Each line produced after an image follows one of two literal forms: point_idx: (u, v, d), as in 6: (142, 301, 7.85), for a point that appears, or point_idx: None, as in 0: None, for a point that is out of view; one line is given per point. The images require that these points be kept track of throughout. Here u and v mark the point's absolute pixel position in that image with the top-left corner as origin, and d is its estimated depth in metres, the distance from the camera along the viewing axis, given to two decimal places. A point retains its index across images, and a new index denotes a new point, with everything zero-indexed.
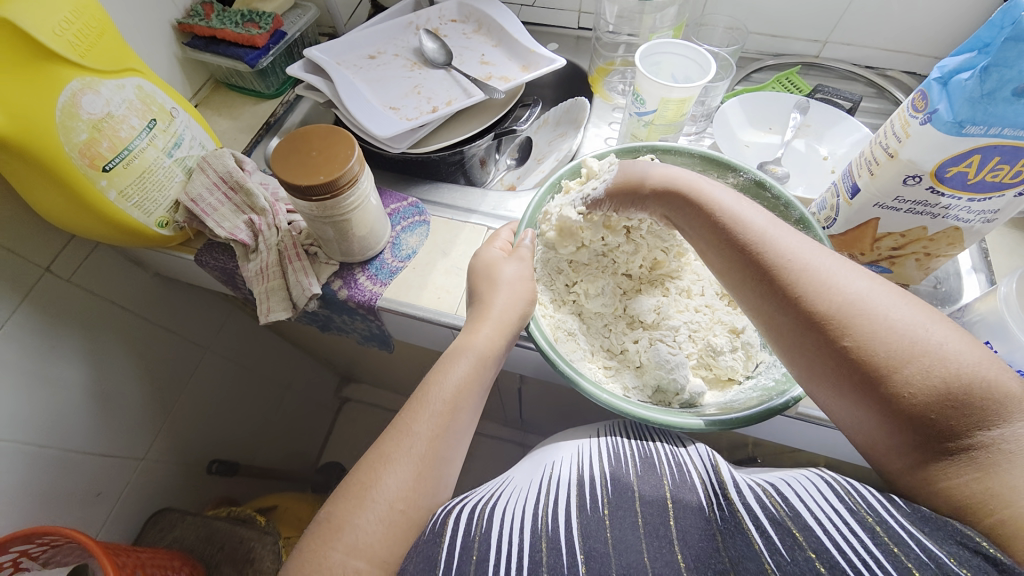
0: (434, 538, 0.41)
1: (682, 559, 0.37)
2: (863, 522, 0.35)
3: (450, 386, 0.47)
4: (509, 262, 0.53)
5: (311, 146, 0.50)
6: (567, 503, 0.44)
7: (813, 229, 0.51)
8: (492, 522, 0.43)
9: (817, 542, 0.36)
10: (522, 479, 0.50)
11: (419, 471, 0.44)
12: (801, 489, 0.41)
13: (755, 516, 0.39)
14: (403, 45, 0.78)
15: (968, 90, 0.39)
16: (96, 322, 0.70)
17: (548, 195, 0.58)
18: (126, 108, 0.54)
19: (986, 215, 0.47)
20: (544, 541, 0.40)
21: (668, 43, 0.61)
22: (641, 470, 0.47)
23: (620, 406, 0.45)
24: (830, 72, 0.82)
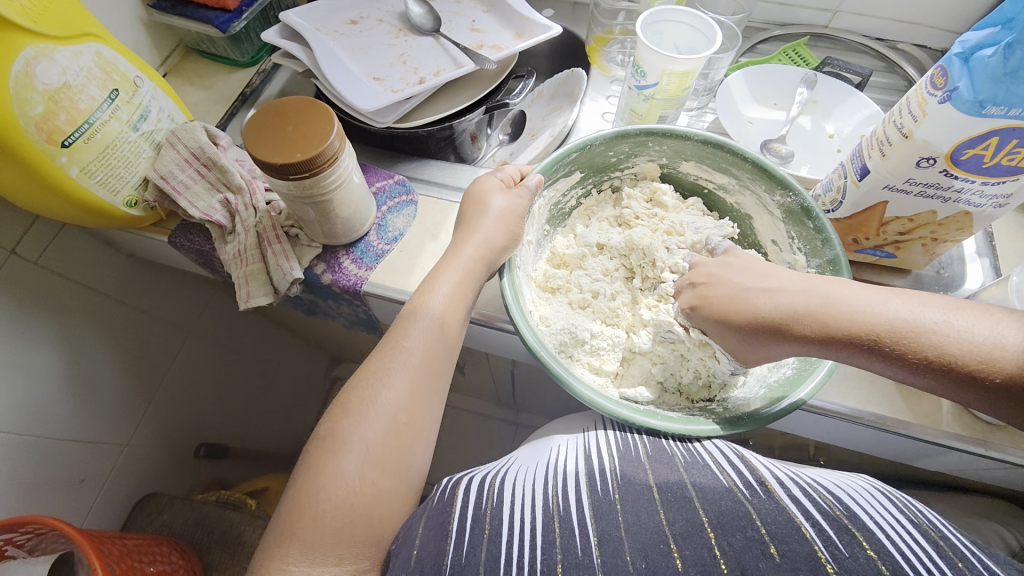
0: (445, 506, 0.42)
1: (704, 514, 0.39)
2: (928, 535, 0.37)
3: (416, 349, 0.45)
4: (503, 194, 0.53)
5: (287, 120, 0.46)
6: (579, 487, 0.44)
7: (831, 244, 0.49)
8: (502, 494, 0.44)
9: (877, 544, 0.36)
10: (527, 461, 0.50)
11: (396, 431, 0.42)
12: (852, 492, 0.42)
13: (804, 507, 0.39)
14: (387, 9, 0.73)
15: (991, 67, 0.37)
16: (68, 306, 0.66)
17: (574, 153, 0.55)
18: (84, 77, 0.50)
19: (998, 199, 0.45)
20: (556, 521, 0.40)
21: (671, 10, 0.57)
22: (650, 451, 0.47)
23: (613, 410, 0.43)
24: (838, 44, 0.78)
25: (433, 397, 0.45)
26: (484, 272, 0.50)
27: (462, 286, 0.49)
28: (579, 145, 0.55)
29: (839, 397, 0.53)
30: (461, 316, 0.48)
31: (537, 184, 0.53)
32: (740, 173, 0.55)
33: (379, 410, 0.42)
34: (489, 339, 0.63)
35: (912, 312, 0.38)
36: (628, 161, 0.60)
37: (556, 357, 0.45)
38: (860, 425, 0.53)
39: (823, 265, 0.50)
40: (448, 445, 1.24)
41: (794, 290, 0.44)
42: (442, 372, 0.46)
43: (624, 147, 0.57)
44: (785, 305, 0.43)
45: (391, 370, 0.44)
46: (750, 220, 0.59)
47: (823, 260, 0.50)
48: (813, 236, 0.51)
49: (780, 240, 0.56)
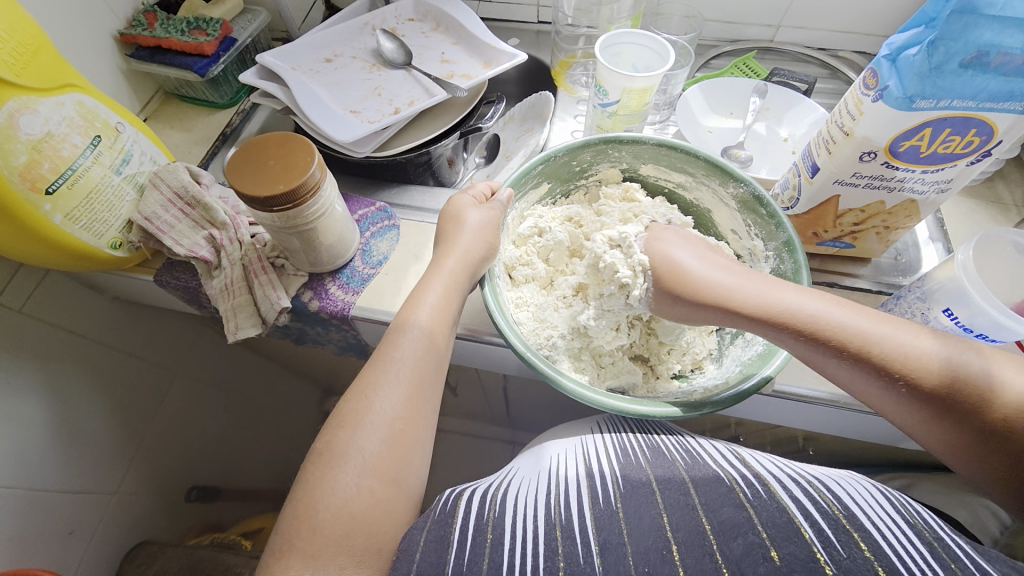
0: (447, 518, 0.42)
1: (707, 522, 0.40)
2: (922, 535, 0.39)
3: (407, 362, 0.46)
4: (476, 209, 0.55)
5: (268, 155, 0.48)
6: (583, 493, 0.45)
7: (784, 227, 0.52)
8: (504, 504, 0.45)
9: (874, 545, 0.37)
10: (529, 470, 0.51)
11: (393, 438, 0.43)
12: (852, 492, 0.44)
13: (803, 507, 0.41)
14: (360, 46, 0.76)
15: (917, 65, 0.40)
16: (52, 353, 0.66)
17: (540, 165, 0.58)
18: (66, 126, 0.51)
19: (939, 185, 0.49)
20: (558, 530, 0.41)
21: (626, 33, 0.61)
22: (649, 456, 0.50)
23: (597, 400, 0.45)
24: (784, 55, 0.84)
25: (425, 411, 0.46)
26: (466, 284, 0.52)
27: (446, 298, 0.50)
28: (544, 157, 0.58)
29: (817, 383, 0.55)
30: (447, 329, 0.50)
31: (508, 197, 0.55)
32: (694, 169, 0.59)
33: (375, 419, 0.43)
34: (479, 354, 0.64)
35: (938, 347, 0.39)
36: (591, 169, 0.63)
37: (543, 358, 0.47)
38: (840, 408, 0.55)
39: (779, 246, 0.53)
40: (445, 470, 1.23)
41: (810, 299, 0.43)
42: (434, 384, 0.48)
43: (588, 156, 0.61)
44: (812, 318, 0.42)
45: (384, 379, 0.45)
46: (709, 214, 0.62)
47: (779, 241, 0.53)
48: (765, 220, 0.54)
49: (738, 229, 0.59)
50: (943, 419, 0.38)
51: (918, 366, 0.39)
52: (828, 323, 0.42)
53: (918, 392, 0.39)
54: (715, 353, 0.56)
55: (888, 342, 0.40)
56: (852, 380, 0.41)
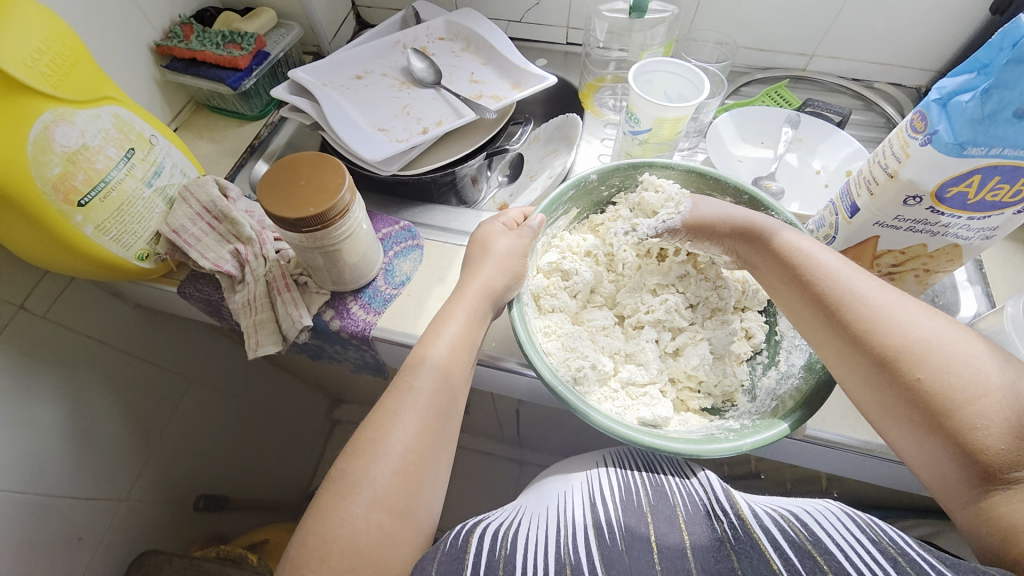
0: (458, 553, 0.42)
1: (693, 569, 0.39)
2: (886, 552, 0.37)
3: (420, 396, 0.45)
4: (505, 236, 0.54)
5: (300, 175, 0.48)
6: (588, 538, 0.43)
7: None
8: (514, 542, 0.44)
9: (837, 566, 0.37)
10: (538, 505, 0.50)
11: (406, 468, 0.42)
12: (820, 516, 0.43)
13: (773, 538, 0.41)
14: (391, 64, 0.76)
15: (969, 112, 0.39)
16: (72, 358, 0.66)
17: (570, 190, 0.58)
18: (102, 138, 0.51)
19: (985, 232, 0.47)
20: (568, 570, 0.40)
21: (660, 61, 0.61)
22: (652, 499, 0.47)
23: (627, 434, 0.43)
24: (817, 84, 0.82)
25: (438, 445, 0.45)
26: (485, 314, 0.51)
27: (465, 331, 0.49)
28: (575, 181, 0.58)
29: (849, 429, 0.53)
30: (461, 364, 0.48)
31: (538, 223, 0.55)
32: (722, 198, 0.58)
33: (388, 451, 0.42)
34: (497, 380, 0.63)
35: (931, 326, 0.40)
36: (620, 193, 0.62)
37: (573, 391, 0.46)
38: (872, 457, 0.53)
39: None
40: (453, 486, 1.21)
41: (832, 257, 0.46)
42: (448, 418, 0.46)
43: (619, 181, 0.60)
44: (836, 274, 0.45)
45: (401, 410, 0.44)
46: None
47: None
48: None
49: None
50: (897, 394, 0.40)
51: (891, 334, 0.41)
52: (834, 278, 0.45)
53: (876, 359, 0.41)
54: (747, 386, 0.54)
55: (874, 313, 0.42)
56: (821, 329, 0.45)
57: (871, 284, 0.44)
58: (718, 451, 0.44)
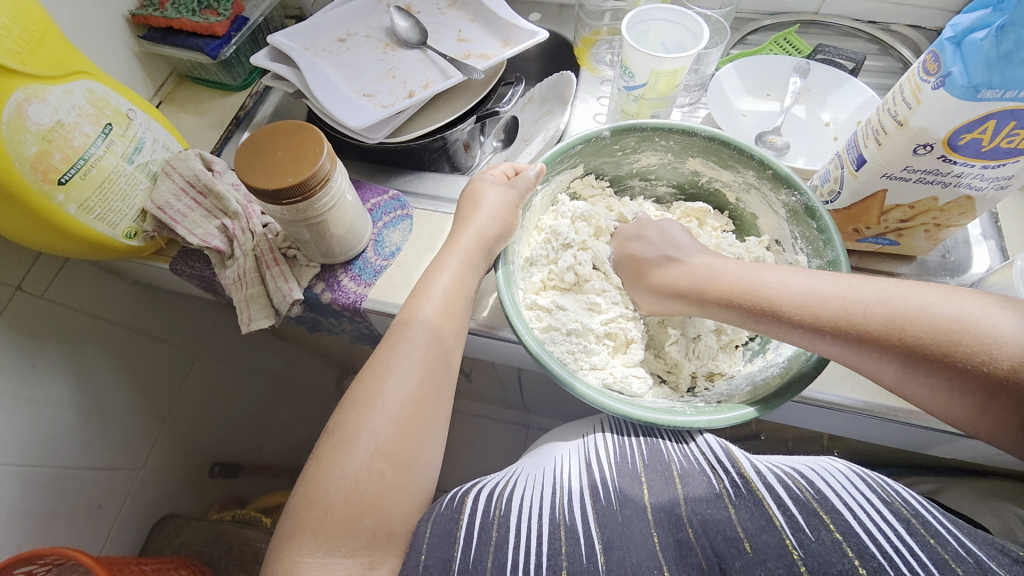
0: (452, 514, 0.43)
1: (691, 528, 0.40)
2: (900, 514, 0.37)
3: (414, 358, 0.44)
4: (494, 188, 0.53)
5: (277, 145, 0.46)
6: (581, 502, 0.44)
7: (833, 245, 0.48)
8: (511, 505, 0.44)
9: (844, 525, 0.37)
10: (534, 468, 0.50)
11: (405, 412, 0.43)
12: (827, 476, 0.42)
13: (778, 497, 0.40)
14: (374, 25, 0.73)
15: (984, 52, 0.36)
16: (76, 337, 0.67)
17: (580, 144, 0.55)
18: (77, 114, 0.50)
19: (1000, 182, 0.44)
20: (563, 530, 0.41)
21: (657, 8, 0.57)
22: (648, 460, 0.47)
23: (600, 400, 0.42)
24: (829, 29, 0.77)
25: (437, 407, 0.45)
26: (482, 263, 0.51)
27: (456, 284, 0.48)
28: (579, 135, 0.55)
29: (849, 391, 0.52)
30: (455, 314, 0.47)
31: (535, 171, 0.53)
32: (745, 170, 0.54)
33: (386, 400, 0.42)
34: (493, 349, 0.63)
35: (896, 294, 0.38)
36: (625, 154, 0.59)
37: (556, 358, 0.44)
38: (872, 418, 0.52)
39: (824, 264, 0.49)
40: (460, 452, 1.24)
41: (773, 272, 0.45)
42: (444, 382, 0.46)
43: (624, 138, 0.56)
44: (772, 286, 0.43)
45: (397, 361, 0.44)
46: (756, 219, 0.58)
47: (825, 260, 0.49)
48: (813, 234, 0.50)
49: (783, 238, 0.55)
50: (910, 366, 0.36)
51: (865, 314, 0.38)
52: (776, 289, 0.43)
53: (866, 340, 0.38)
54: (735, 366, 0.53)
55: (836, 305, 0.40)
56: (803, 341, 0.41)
57: (814, 282, 0.42)
58: (732, 420, 0.42)
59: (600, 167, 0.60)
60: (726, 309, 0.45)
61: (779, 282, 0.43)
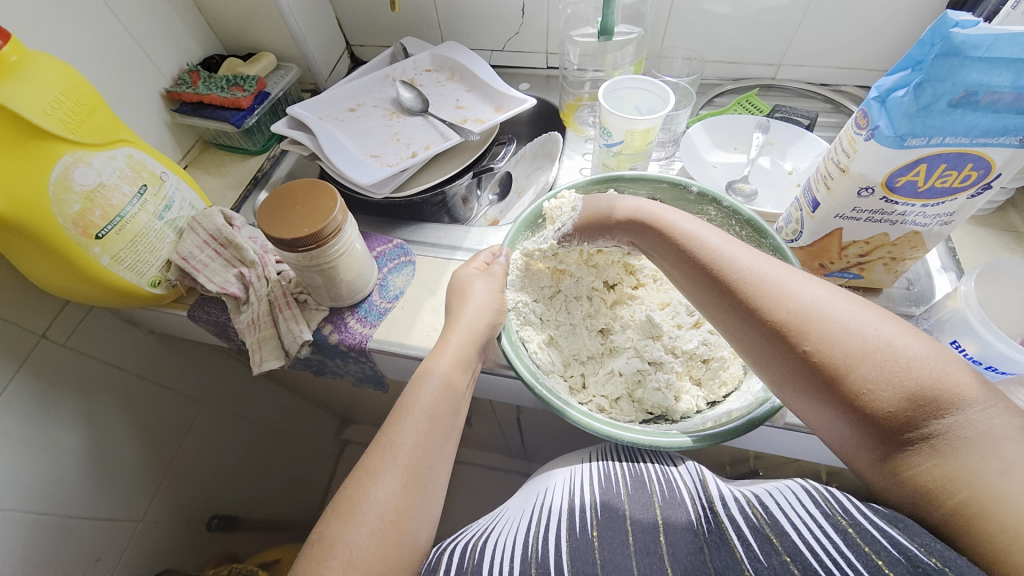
0: (431, 573, 0.44)
1: (663, 550, 0.41)
2: (838, 524, 0.38)
3: (424, 397, 0.49)
4: (479, 279, 0.57)
5: (296, 200, 0.52)
6: (558, 531, 0.45)
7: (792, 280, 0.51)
8: (483, 556, 0.45)
9: (791, 547, 0.38)
10: (515, 511, 0.52)
11: (424, 443, 0.47)
12: (781, 499, 0.43)
13: (738, 528, 0.42)
14: (381, 96, 0.82)
15: (905, 106, 0.42)
16: (90, 384, 0.70)
17: (580, 189, 0.63)
18: (117, 176, 0.56)
19: (942, 217, 0.50)
20: (534, 567, 0.42)
21: (629, 79, 0.65)
22: (631, 487, 0.49)
23: (613, 432, 0.47)
24: (786, 91, 0.86)
25: (439, 438, 0.48)
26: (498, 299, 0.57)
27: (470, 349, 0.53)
28: (598, 176, 0.62)
29: None
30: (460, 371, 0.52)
31: (508, 256, 0.59)
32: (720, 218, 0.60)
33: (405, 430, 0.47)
34: (491, 385, 0.66)
35: (811, 292, 0.40)
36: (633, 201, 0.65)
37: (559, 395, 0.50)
38: None
39: None
40: (462, 502, 1.22)
41: (713, 233, 0.47)
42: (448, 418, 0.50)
43: (631, 189, 0.62)
44: (704, 243, 0.46)
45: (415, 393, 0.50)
46: None
47: None
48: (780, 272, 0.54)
49: None
50: (775, 350, 0.40)
51: (757, 294, 0.41)
52: (713, 247, 0.46)
53: (753, 317, 0.41)
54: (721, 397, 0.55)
55: (740, 275, 0.43)
56: (710, 301, 0.45)
57: (746, 253, 0.45)
58: (711, 438, 0.46)
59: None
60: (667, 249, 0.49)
61: (702, 235, 0.47)
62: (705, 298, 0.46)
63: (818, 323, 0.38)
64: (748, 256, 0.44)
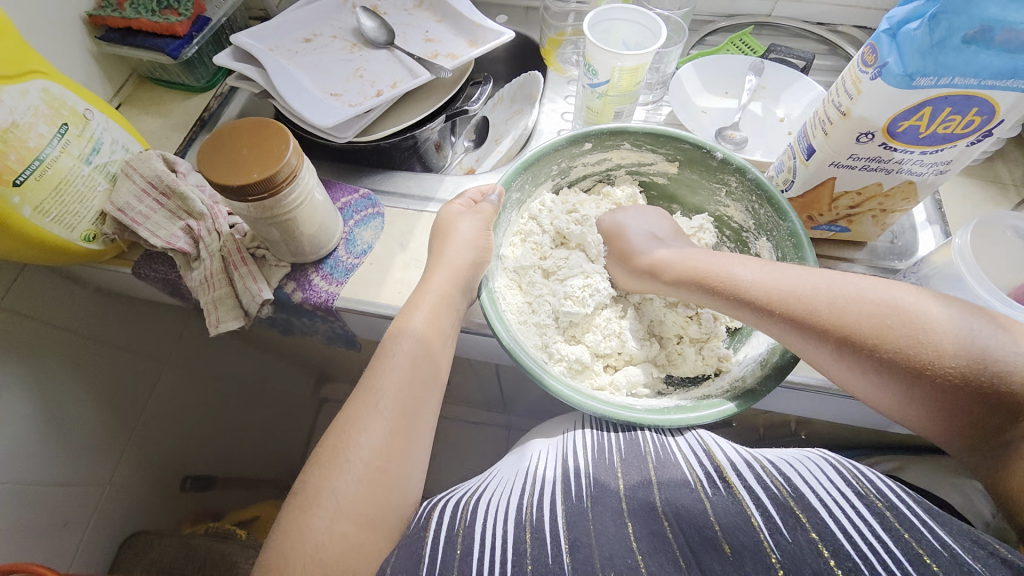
0: (419, 533, 0.41)
1: (669, 527, 0.40)
2: (874, 506, 0.38)
3: (398, 369, 0.46)
4: (465, 217, 0.53)
5: (241, 142, 0.46)
6: (554, 497, 0.44)
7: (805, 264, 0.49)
8: (477, 515, 0.43)
9: (820, 524, 0.37)
10: (507, 472, 0.52)
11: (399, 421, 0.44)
12: (804, 471, 0.43)
13: (756, 497, 0.41)
14: (341, 26, 0.73)
15: (918, 41, 0.38)
16: (33, 347, 0.65)
17: (588, 139, 0.56)
18: (32, 115, 0.49)
19: (938, 166, 0.47)
20: (528, 532, 0.40)
21: (616, 9, 0.59)
22: (624, 454, 0.49)
23: (580, 401, 0.44)
24: (782, 31, 0.80)
25: (419, 416, 0.46)
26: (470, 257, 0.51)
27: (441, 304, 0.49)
28: (613, 127, 0.55)
29: (810, 370, 0.54)
30: (443, 317, 0.50)
31: (500, 196, 0.54)
32: (738, 187, 0.55)
33: (377, 409, 0.44)
34: (468, 343, 0.63)
35: (884, 299, 0.40)
36: (650, 159, 0.59)
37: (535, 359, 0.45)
38: (831, 395, 0.55)
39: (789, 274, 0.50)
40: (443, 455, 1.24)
41: (774, 273, 0.45)
42: (431, 388, 0.47)
43: (649, 145, 0.57)
44: (758, 285, 0.44)
45: (388, 364, 0.46)
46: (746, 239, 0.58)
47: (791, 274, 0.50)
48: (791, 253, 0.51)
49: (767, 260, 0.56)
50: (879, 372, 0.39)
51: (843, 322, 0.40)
52: (774, 288, 0.44)
53: (846, 344, 0.40)
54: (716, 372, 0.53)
55: (824, 311, 0.41)
56: (794, 344, 0.43)
57: (820, 280, 0.43)
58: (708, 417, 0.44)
59: (617, 163, 0.61)
60: (715, 298, 0.47)
61: (765, 278, 0.44)
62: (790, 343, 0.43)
63: (918, 320, 0.38)
64: (818, 281, 0.43)
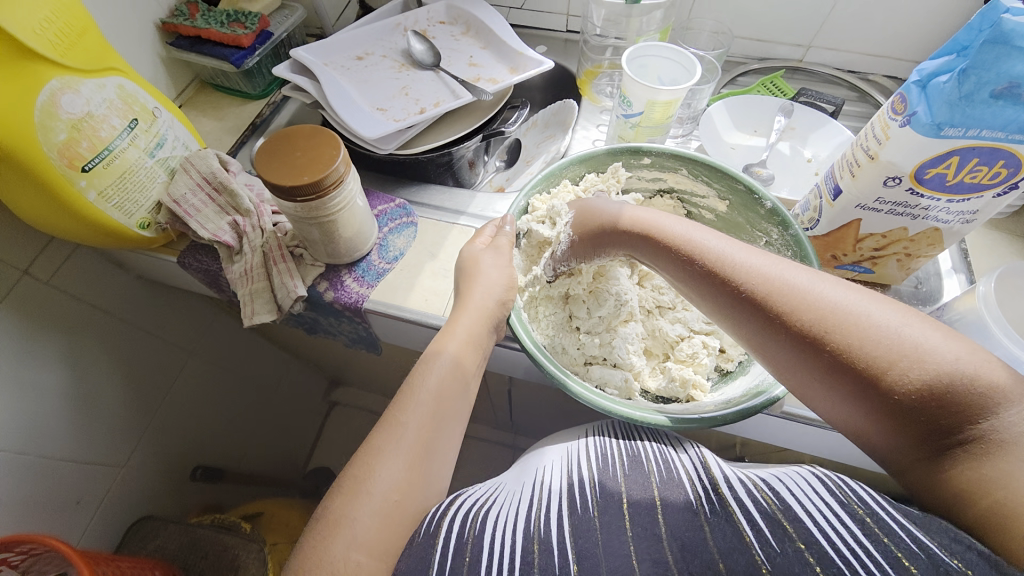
0: (429, 539, 0.42)
1: (669, 552, 0.38)
2: (852, 511, 0.36)
3: (434, 379, 0.48)
4: (489, 257, 0.55)
5: (296, 146, 0.49)
6: (561, 510, 0.44)
7: None
8: (484, 525, 0.44)
9: (806, 533, 0.36)
10: (515, 484, 0.51)
11: (431, 420, 0.47)
12: (792, 483, 0.42)
13: (748, 513, 0.40)
14: (391, 46, 0.78)
15: (947, 92, 0.40)
16: (74, 325, 0.68)
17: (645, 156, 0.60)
18: (106, 107, 0.53)
19: (964, 215, 0.48)
20: (536, 543, 0.42)
21: (654, 46, 0.62)
22: (627, 468, 0.48)
23: (609, 404, 0.46)
24: (812, 76, 0.83)
25: (446, 424, 0.48)
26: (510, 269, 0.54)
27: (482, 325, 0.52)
28: (676, 150, 0.59)
29: None
30: (476, 341, 0.51)
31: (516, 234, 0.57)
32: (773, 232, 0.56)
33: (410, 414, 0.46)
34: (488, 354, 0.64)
35: (884, 315, 0.36)
36: (703, 190, 0.62)
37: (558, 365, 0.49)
38: None
39: None
40: None
41: (755, 256, 0.42)
42: (456, 405, 0.49)
43: (706, 176, 0.59)
44: (748, 267, 0.41)
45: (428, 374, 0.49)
46: None
47: None
48: None
49: None
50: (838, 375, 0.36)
51: (820, 316, 0.37)
52: (754, 271, 0.41)
53: (805, 338, 0.38)
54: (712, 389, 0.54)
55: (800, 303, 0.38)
56: (755, 331, 0.40)
57: (803, 274, 0.40)
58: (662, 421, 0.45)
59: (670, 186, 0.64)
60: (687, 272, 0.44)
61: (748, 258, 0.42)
62: (753, 330, 0.41)
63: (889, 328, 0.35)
64: (797, 274, 0.40)
